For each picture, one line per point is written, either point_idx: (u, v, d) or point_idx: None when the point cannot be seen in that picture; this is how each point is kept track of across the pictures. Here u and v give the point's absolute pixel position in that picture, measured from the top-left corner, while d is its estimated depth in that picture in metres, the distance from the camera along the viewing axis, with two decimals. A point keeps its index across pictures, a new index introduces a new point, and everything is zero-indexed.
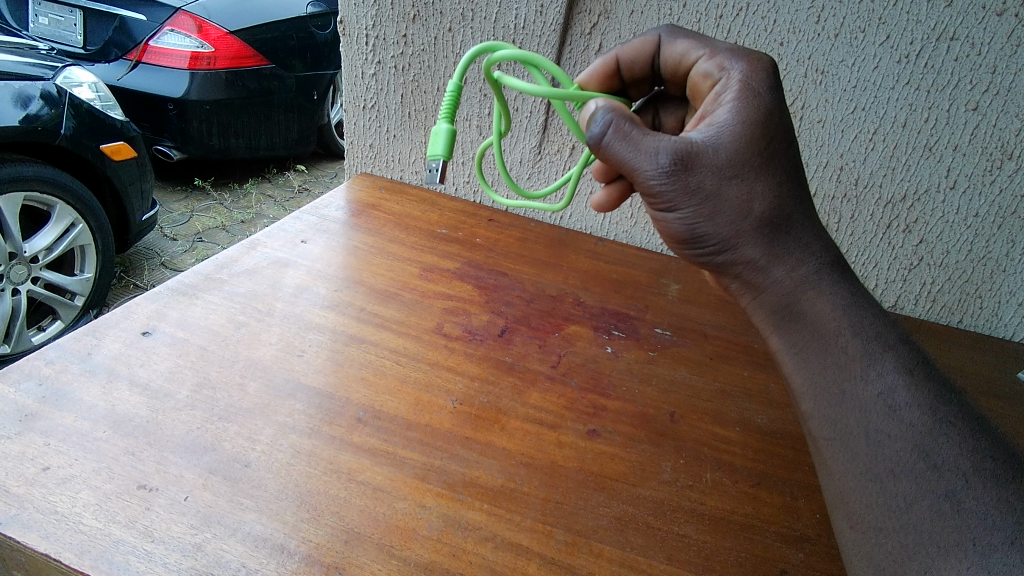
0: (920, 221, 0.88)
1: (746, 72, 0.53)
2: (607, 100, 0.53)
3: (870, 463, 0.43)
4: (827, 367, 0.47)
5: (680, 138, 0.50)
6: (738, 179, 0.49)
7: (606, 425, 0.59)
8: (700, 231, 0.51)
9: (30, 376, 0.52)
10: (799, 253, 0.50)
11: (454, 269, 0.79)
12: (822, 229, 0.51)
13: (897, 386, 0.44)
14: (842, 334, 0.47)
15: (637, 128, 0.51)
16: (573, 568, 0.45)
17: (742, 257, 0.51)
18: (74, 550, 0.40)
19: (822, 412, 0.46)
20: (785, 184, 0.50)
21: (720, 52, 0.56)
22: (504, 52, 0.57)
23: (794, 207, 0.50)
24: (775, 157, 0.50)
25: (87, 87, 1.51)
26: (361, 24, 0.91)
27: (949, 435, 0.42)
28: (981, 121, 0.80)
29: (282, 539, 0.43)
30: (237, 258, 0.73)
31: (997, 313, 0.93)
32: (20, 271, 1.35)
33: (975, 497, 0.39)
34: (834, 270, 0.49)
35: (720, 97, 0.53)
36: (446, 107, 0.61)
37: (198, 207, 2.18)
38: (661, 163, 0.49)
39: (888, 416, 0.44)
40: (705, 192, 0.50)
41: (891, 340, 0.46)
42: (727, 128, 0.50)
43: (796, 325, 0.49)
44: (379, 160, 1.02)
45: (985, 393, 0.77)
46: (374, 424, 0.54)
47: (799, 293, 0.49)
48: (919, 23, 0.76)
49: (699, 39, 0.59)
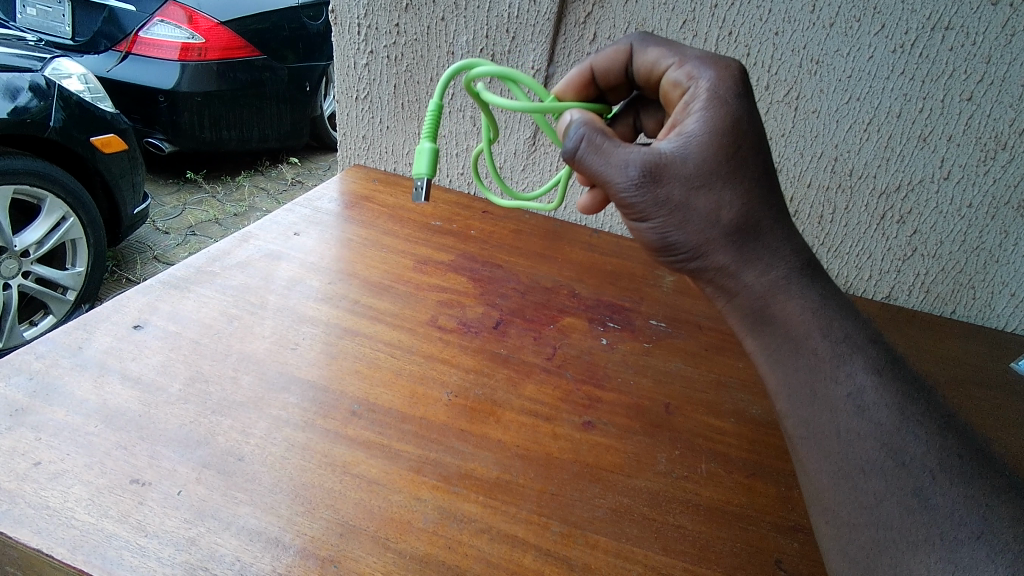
0: (914, 212, 0.88)
1: (713, 81, 0.51)
2: (584, 112, 0.53)
3: (841, 461, 0.43)
4: (799, 368, 0.47)
5: (649, 150, 0.49)
6: (705, 189, 0.48)
7: (602, 417, 0.59)
8: (670, 239, 0.50)
9: (19, 371, 0.52)
10: (767, 258, 0.49)
11: (449, 261, 0.79)
12: (794, 233, 0.50)
13: (866, 388, 0.44)
14: (812, 336, 0.47)
15: (609, 141, 0.50)
16: (570, 559, 0.45)
17: (711, 263, 0.50)
18: (66, 545, 0.40)
19: (796, 412, 0.47)
20: (754, 191, 0.49)
21: (689, 60, 0.54)
22: (482, 68, 0.55)
23: (763, 213, 0.49)
24: (743, 164, 0.49)
25: (76, 79, 1.48)
26: (353, 13, 0.90)
27: (915, 433, 0.42)
28: (975, 111, 0.80)
29: (277, 532, 0.43)
30: (229, 251, 0.72)
31: (990, 303, 0.94)
32: (10, 266, 1.33)
33: (942, 494, 0.39)
34: (805, 273, 0.49)
35: (689, 106, 0.51)
36: (428, 125, 0.59)
37: (190, 199, 2.16)
38: (631, 175, 0.48)
39: (857, 417, 0.44)
40: (675, 203, 0.49)
41: (860, 341, 0.46)
42: (693, 139, 0.49)
43: (767, 328, 0.49)
44: (372, 151, 1.01)
45: (972, 384, 0.78)
46: (369, 417, 0.54)
47: (769, 297, 0.48)
48: (914, 13, 0.75)
49: (671, 48, 0.57)
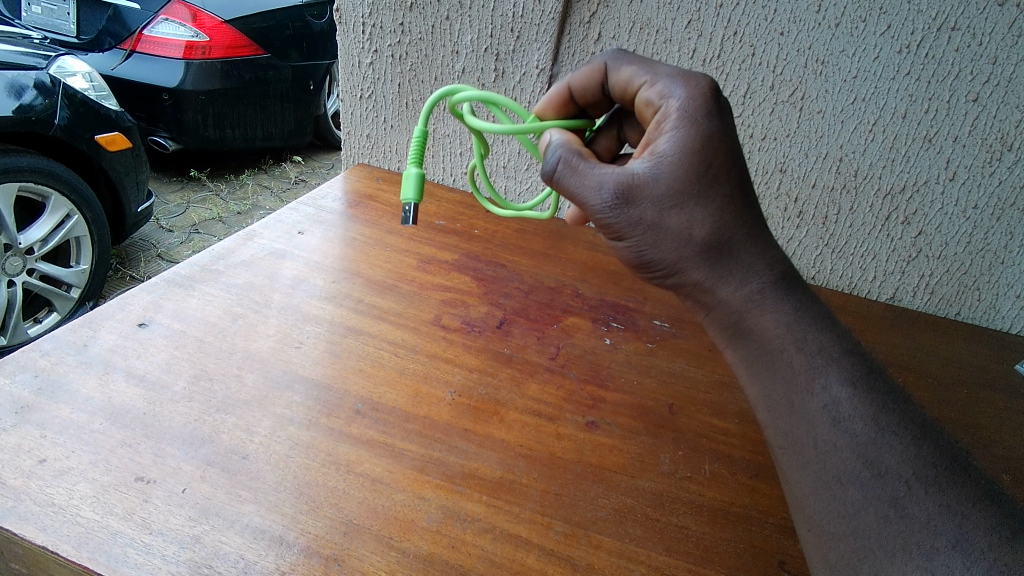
0: (919, 213, 0.88)
1: (685, 101, 0.48)
2: (564, 135, 0.52)
3: (819, 472, 0.41)
4: (777, 382, 0.44)
5: (622, 170, 0.47)
6: (677, 209, 0.46)
7: (605, 416, 0.59)
8: (646, 256, 0.48)
9: (25, 368, 0.52)
10: (739, 273, 0.46)
11: (452, 261, 0.78)
12: (768, 246, 0.47)
13: (841, 399, 0.42)
14: (786, 349, 0.44)
15: (585, 162, 0.49)
16: (573, 559, 0.45)
17: (687, 280, 0.47)
18: (71, 542, 0.40)
19: (775, 423, 0.44)
20: (726, 206, 0.46)
21: (661, 78, 0.50)
22: (465, 92, 0.55)
23: (735, 228, 0.46)
24: (716, 179, 0.46)
25: (81, 77, 1.49)
26: (357, 12, 0.90)
27: (892, 444, 0.40)
28: (980, 112, 0.80)
29: (282, 530, 0.43)
30: (233, 250, 0.72)
31: (995, 305, 0.94)
32: (15, 263, 1.34)
33: (919, 502, 0.38)
34: (779, 285, 0.46)
35: (661, 125, 0.48)
36: (414, 151, 0.58)
37: (194, 197, 2.16)
38: (605, 195, 0.47)
39: (833, 428, 0.41)
40: (648, 224, 0.46)
41: (834, 352, 0.43)
42: (666, 159, 0.46)
43: (745, 341, 0.46)
44: (377, 150, 1.02)
45: (976, 385, 0.78)
46: (373, 416, 0.54)
47: (745, 310, 0.45)
48: (920, 14, 0.75)
49: (645, 67, 0.52)
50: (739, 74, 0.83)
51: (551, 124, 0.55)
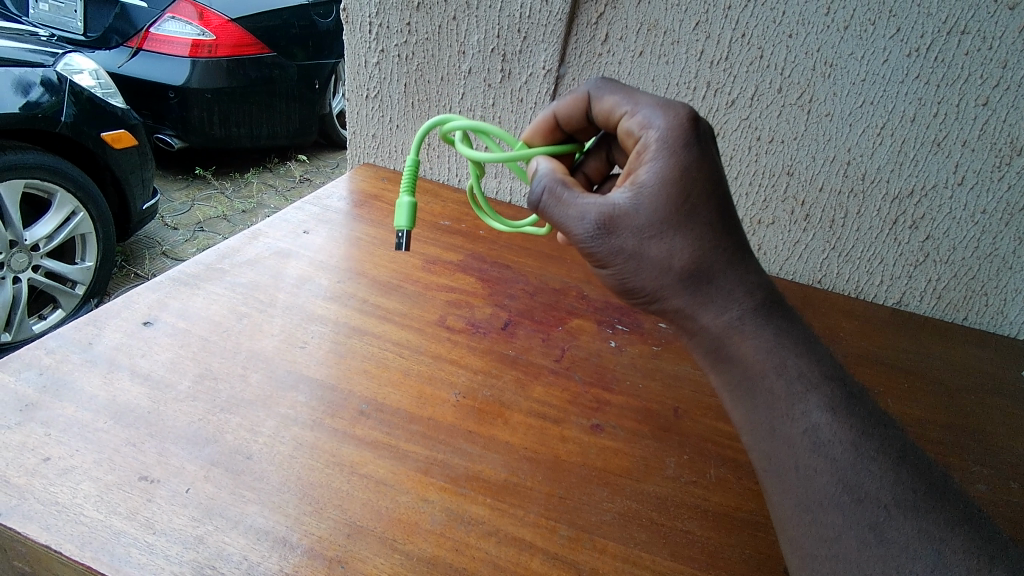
0: (927, 217, 0.87)
1: (666, 132, 0.45)
2: (548, 163, 0.50)
3: (801, 496, 0.40)
4: (758, 406, 0.43)
5: (603, 199, 0.45)
6: (658, 238, 0.44)
7: (610, 420, 0.59)
8: (629, 283, 0.47)
9: (30, 366, 0.52)
10: (719, 301, 0.45)
11: (457, 261, 0.78)
12: (748, 271, 0.45)
13: (820, 425, 0.41)
14: (767, 375, 0.43)
15: (568, 190, 0.47)
16: (577, 564, 0.45)
17: (669, 306, 0.46)
18: (74, 541, 0.40)
19: (758, 446, 0.43)
20: (705, 234, 0.44)
21: (643, 108, 0.47)
22: (457, 123, 0.55)
23: (715, 258, 0.45)
24: (695, 208, 0.44)
25: (87, 74, 1.49)
26: (364, 12, 0.89)
27: (870, 469, 0.39)
28: (990, 116, 0.79)
29: (285, 531, 0.43)
30: (239, 248, 0.72)
31: (1003, 311, 0.93)
32: (20, 259, 1.34)
33: (897, 527, 0.37)
34: (760, 310, 0.45)
35: (641, 155, 0.46)
36: (406, 179, 0.57)
37: (199, 195, 2.17)
38: (586, 225, 0.45)
39: (813, 453, 0.40)
40: (628, 254, 0.45)
41: (815, 379, 0.42)
42: (646, 190, 0.44)
43: (726, 365, 0.45)
44: (381, 150, 1.01)
45: (981, 390, 0.77)
46: (377, 417, 0.53)
47: (726, 336, 0.44)
48: (930, 17, 0.75)
49: (627, 96, 0.49)
50: (747, 75, 0.82)
51: (536, 151, 0.53)
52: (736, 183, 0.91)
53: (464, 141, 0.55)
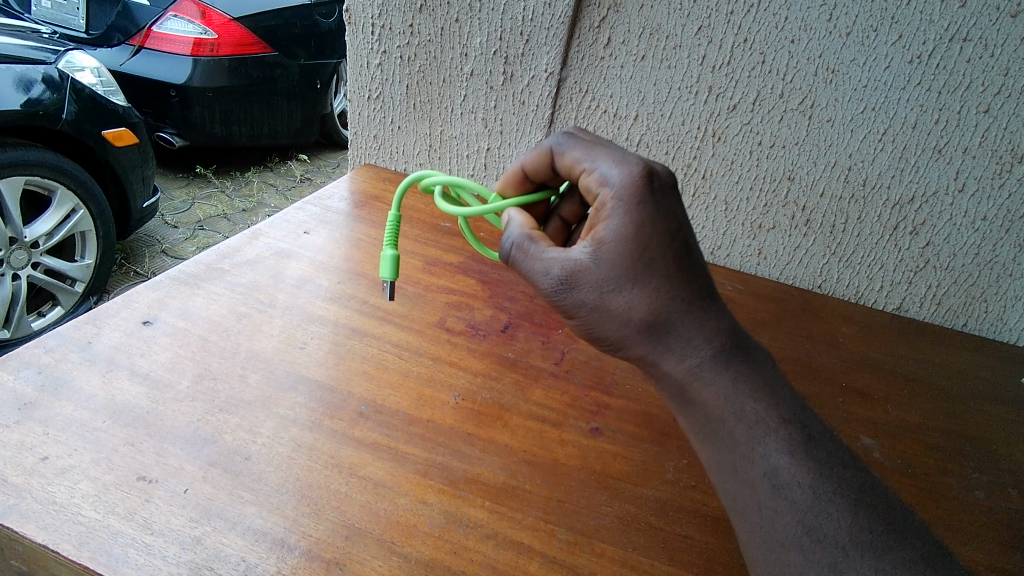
0: (927, 223, 0.88)
1: (621, 190, 0.44)
2: (517, 218, 0.49)
3: (765, 535, 0.41)
4: (720, 449, 0.43)
5: (565, 257, 0.45)
6: (616, 291, 0.44)
7: (609, 423, 0.59)
8: (595, 333, 0.46)
9: (29, 364, 0.52)
10: (678, 349, 0.44)
11: (458, 263, 0.78)
12: (705, 320, 0.44)
13: (780, 468, 0.41)
14: (727, 419, 0.43)
15: (534, 246, 0.47)
16: (575, 567, 0.45)
17: (633, 353, 0.46)
18: (72, 541, 0.40)
19: (724, 486, 0.43)
20: (665, 286, 0.44)
21: (600, 164, 0.46)
22: (436, 178, 0.55)
23: (674, 307, 0.44)
24: (652, 264, 0.44)
25: (89, 72, 1.49)
26: (367, 13, 0.89)
27: (828, 511, 0.40)
28: (991, 124, 0.79)
29: (282, 533, 0.43)
30: (239, 248, 0.72)
31: (1003, 318, 0.93)
32: (20, 257, 1.33)
33: (855, 568, 0.37)
34: (720, 356, 0.44)
35: (599, 213, 0.45)
36: (390, 232, 0.55)
37: (199, 194, 2.17)
38: (550, 279, 0.45)
39: (773, 496, 0.40)
40: (590, 307, 0.45)
41: (772, 423, 0.42)
42: (604, 247, 0.44)
43: (690, 409, 0.44)
44: (383, 151, 1.02)
45: (981, 396, 0.78)
46: (376, 419, 0.53)
47: (688, 382, 0.44)
48: (932, 24, 0.75)
49: (587, 150, 0.47)
50: (750, 80, 0.82)
51: (508, 202, 0.52)
52: (735, 191, 0.91)
53: (442, 196, 0.55)
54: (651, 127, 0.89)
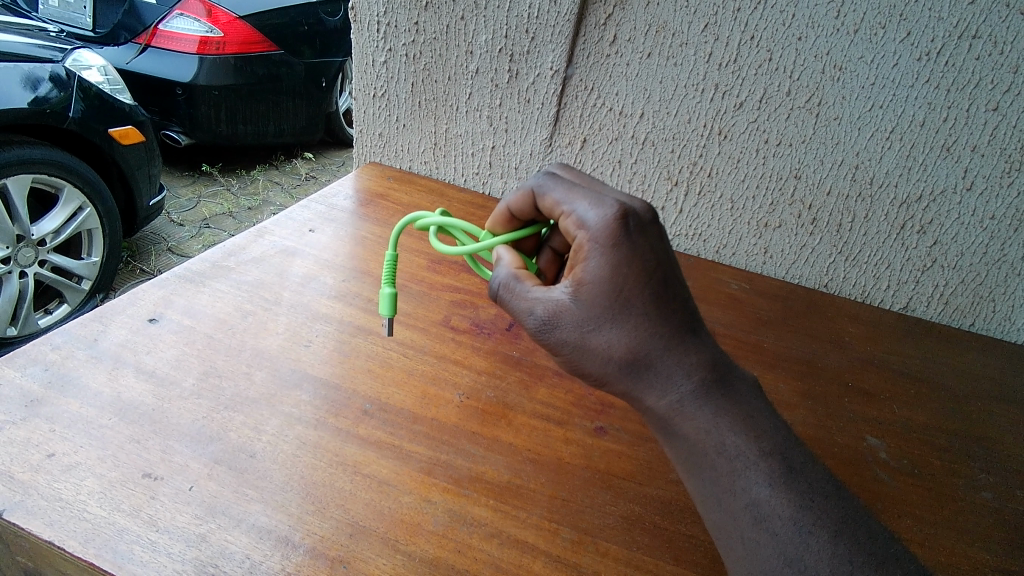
0: (935, 222, 0.87)
1: (597, 233, 0.43)
2: (503, 258, 0.49)
3: (747, 565, 0.40)
4: (704, 480, 0.42)
5: (547, 299, 0.44)
6: (595, 330, 0.43)
7: (614, 423, 0.58)
8: (578, 369, 0.45)
9: (35, 361, 0.52)
10: (658, 385, 0.43)
11: (462, 262, 0.78)
12: (683, 356, 0.43)
13: (761, 501, 0.41)
14: (708, 453, 0.42)
15: (518, 287, 0.46)
16: (580, 566, 0.44)
17: (615, 390, 0.45)
18: (78, 538, 0.40)
19: (708, 515, 0.43)
20: (643, 322, 0.43)
21: (578, 206, 0.45)
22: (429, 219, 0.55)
23: (652, 344, 0.43)
24: (628, 304, 0.43)
25: (96, 70, 1.50)
26: (373, 11, 0.89)
27: (808, 543, 0.39)
28: (1001, 121, 0.79)
29: (287, 530, 0.43)
30: (245, 246, 0.72)
31: (1010, 318, 0.92)
32: (28, 254, 1.34)
33: None
34: (700, 391, 0.43)
35: (578, 254, 0.44)
36: (386, 271, 0.54)
37: (205, 192, 2.17)
38: (534, 319, 0.45)
39: (754, 528, 0.40)
40: (571, 346, 0.44)
41: (753, 457, 0.42)
42: (584, 289, 0.43)
43: (674, 441, 0.44)
44: (388, 148, 1.02)
45: (987, 397, 0.77)
46: (381, 416, 0.53)
47: (671, 416, 0.43)
48: (942, 21, 0.74)
49: (566, 192, 0.46)
50: (756, 78, 0.82)
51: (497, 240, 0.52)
52: (740, 191, 0.91)
53: (436, 235, 0.54)
54: (656, 125, 0.88)
